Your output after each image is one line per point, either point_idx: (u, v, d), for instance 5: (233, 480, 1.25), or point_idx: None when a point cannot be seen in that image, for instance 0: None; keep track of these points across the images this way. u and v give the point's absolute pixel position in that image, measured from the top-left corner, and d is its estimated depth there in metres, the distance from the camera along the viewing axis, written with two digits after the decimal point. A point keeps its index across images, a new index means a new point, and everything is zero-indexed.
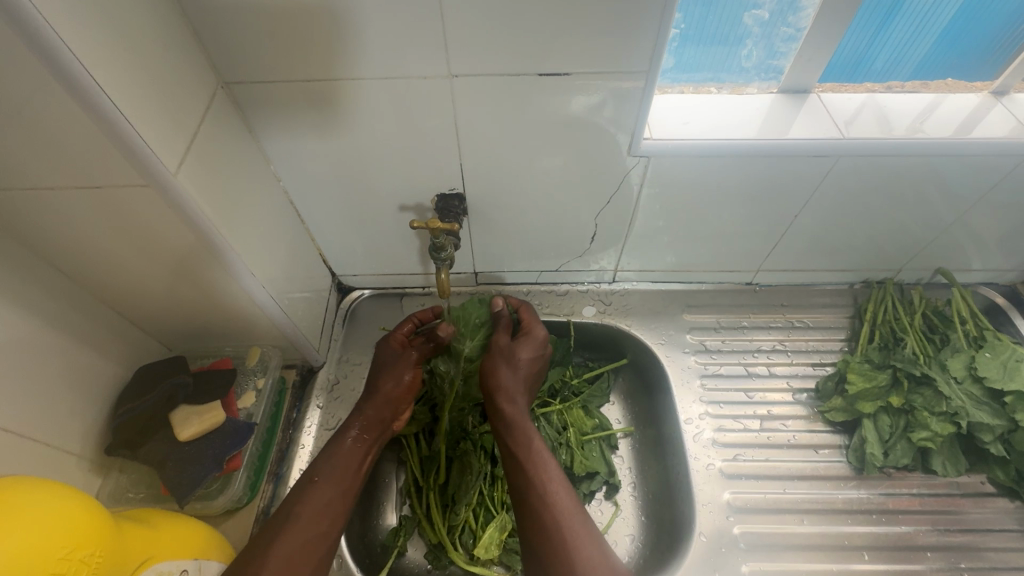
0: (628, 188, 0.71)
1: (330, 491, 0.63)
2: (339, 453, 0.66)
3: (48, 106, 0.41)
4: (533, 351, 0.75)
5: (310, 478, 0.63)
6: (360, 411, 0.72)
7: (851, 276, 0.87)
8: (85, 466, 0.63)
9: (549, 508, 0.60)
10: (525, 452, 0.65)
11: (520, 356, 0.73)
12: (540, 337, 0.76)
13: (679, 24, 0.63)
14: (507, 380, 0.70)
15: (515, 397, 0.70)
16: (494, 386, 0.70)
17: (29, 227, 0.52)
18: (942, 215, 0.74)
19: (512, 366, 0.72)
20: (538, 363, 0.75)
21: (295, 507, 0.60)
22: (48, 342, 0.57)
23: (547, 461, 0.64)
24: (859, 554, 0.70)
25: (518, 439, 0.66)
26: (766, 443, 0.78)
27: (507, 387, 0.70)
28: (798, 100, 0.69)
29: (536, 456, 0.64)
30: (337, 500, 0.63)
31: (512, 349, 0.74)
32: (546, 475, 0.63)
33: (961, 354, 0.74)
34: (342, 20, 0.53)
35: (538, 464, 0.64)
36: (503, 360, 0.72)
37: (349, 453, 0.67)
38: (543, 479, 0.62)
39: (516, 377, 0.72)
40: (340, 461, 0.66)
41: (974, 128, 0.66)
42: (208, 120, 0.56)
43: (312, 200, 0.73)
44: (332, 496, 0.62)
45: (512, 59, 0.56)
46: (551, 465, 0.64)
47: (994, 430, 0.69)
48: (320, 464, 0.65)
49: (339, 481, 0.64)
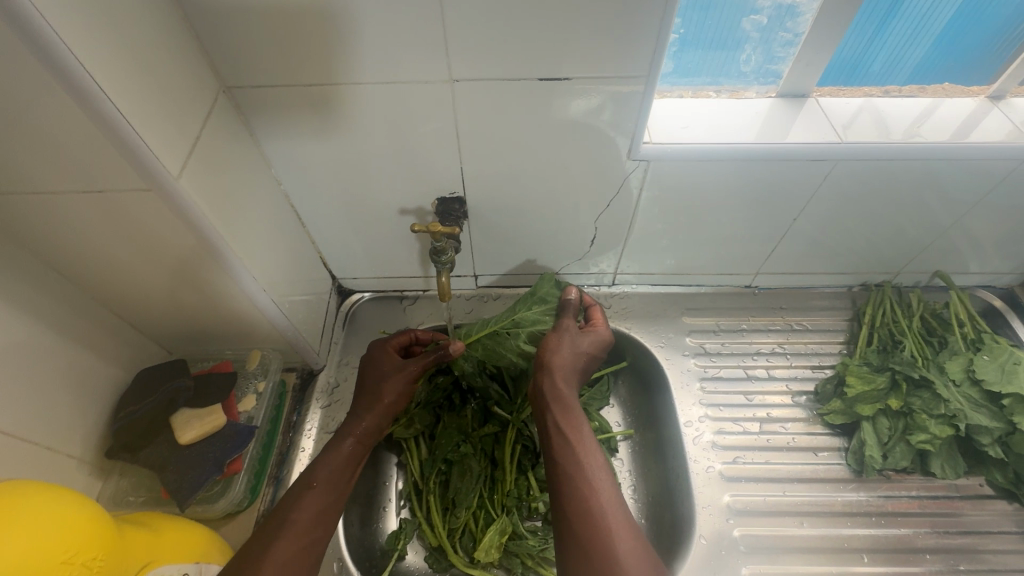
0: (628, 192, 0.71)
1: (326, 497, 0.61)
2: (337, 460, 0.64)
3: (52, 109, 0.42)
4: (595, 347, 0.73)
5: (308, 483, 0.61)
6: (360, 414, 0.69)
7: (849, 279, 0.87)
8: (84, 469, 0.63)
9: (592, 497, 0.58)
10: (575, 435, 0.64)
11: (583, 345, 0.73)
12: (605, 334, 0.75)
13: (679, 29, 0.64)
14: (564, 359, 0.70)
15: (569, 383, 0.69)
16: (554, 363, 0.69)
17: (32, 230, 0.52)
18: (939, 218, 0.75)
19: (573, 351, 0.71)
20: (592, 361, 0.73)
21: (290, 515, 0.58)
22: (49, 345, 0.57)
23: (595, 453, 0.63)
24: (859, 556, 0.70)
25: (569, 422, 0.65)
26: (765, 445, 0.78)
27: (564, 367, 0.70)
28: (797, 104, 0.70)
29: (585, 444, 0.63)
30: (331, 509, 0.61)
31: (578, 337, 0.73)
32: (593, 463, 0.61)
33: (959, 357, 0.75)
34: (344, 24, 0.53)
35: (586, 452, 0.63)
36: (564, 340, 0.72)
37: (347, 460, 0.65)
38: (590, 468, 0.61)
39: (575, 360, 0.71)
40: (338, 466, 0.64)
41: (972, 131, 0.66)
42: (210, 124, 0.56)
43: (313, 203, 0.74)
44: (328, 504, 0.61)
45: (512, 63, 0.57)
46: (597, 454, 0.63)
47: (992, 433, 0.70)
48: (319, 469, 0.63)
49: (336, 488, 0.63)
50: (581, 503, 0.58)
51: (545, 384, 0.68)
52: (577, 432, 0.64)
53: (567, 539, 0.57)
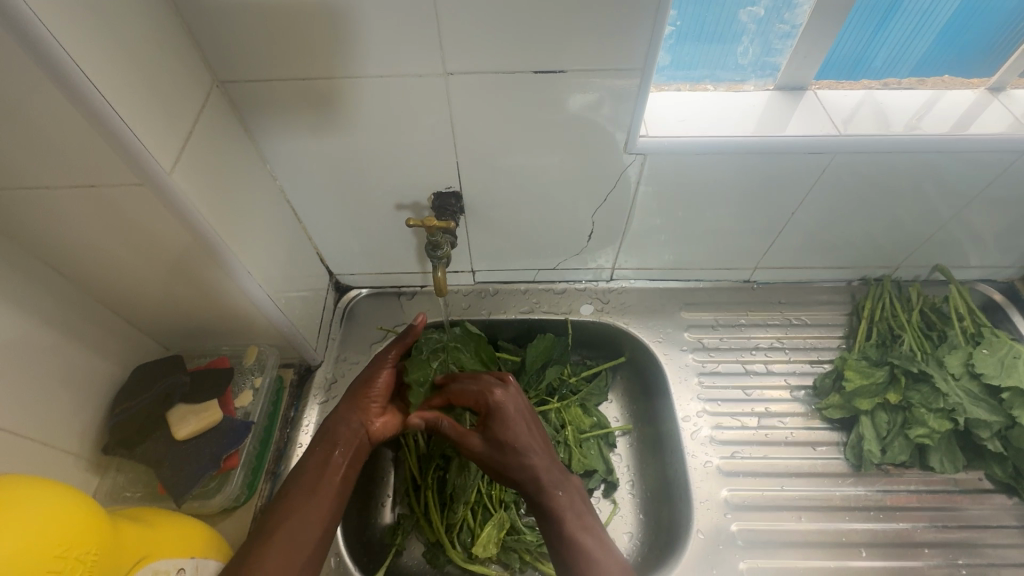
0: (625, 186, 0.71)
1: (302, 508, 0.60)
2: (305, 482, 0.62)
3: (42, 104, 0.41)
4: (515, 404, 0.66)
5: (282, 501, 0.61)
6: (329, 423, 0.68)
7: (849, 273, 0.87)
8: (81, 465, 0.63)
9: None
10: (562, 540, 0.61)
11: (506, 418, 0.64)
12: (513, 391, 0.67)
13: (675, 21, 0.63)
14: (508, 458, 0.64)
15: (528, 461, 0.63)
16: (506, 458, 0.64)
17: (26, 227, 0.52)
18: (939, 211, 0.74)
19: (505, 436, 0.64)
20: (523, 411, 0.66)
21: (269, 532, 0.58)
22: (46, 341, 0.57)
23: (591, 546, 0.60)
24: (857, 550, 0.70)
25: (551, 525, 0.62)
26: (764, 440, 0.78)
27: (513, 459, 0.63)
28: (795, 97, 0.69)
29: (575, 545, 0.60)
30: (313, 517, 0.60)
31: (493, 413, 0.65)
32: (592, 562, 0.59)
33: (959, 351, 0.74)
34: (338, 18, 0.53)
35: (580, 551, 0.60)
36: (489, 438, 0.64)
37: (320, 471, 0.63)
38: (592, 571, 0.58)
39: (515, 435, 0.64)
40: (311, 479, 0.63)
41: (972, 124, 0.66)
42: (204, 120, 0.56)
43: (309, 199, 0.73)
44: (307, 515, 0.60)
45: (508, 57, 0.56)
46: (592, 546, 0.60)
47: (991, 427, 0.69)
48: (290, 485, 0.62)
49: (315, 498, 0.61)
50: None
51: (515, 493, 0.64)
52: (564, 533, 0.61)
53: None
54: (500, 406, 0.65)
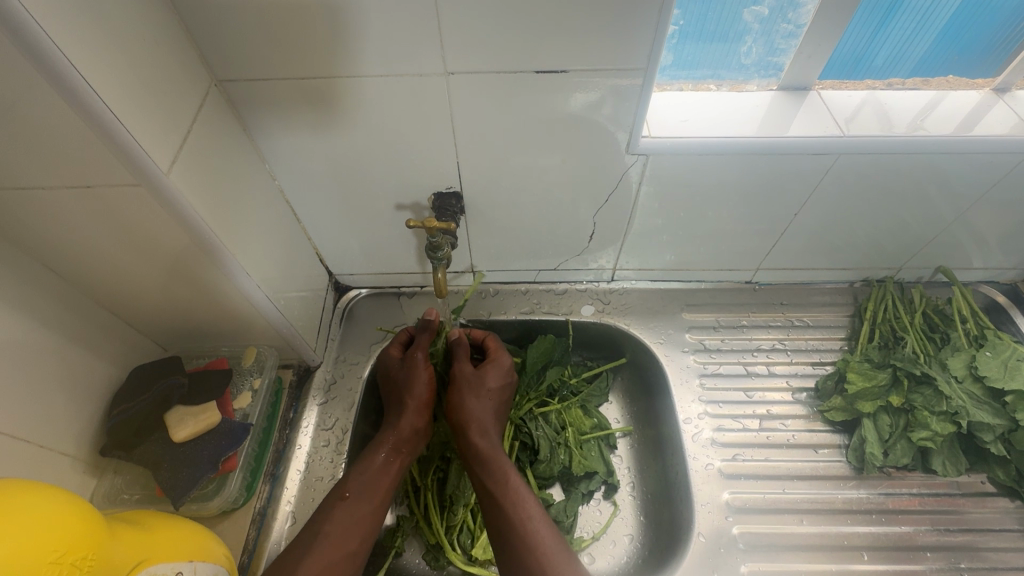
0: (627, 186, 0.70)
1: (362, 508, 0.63)
2: (369, 471, 0.66)
3: (35, 103, 0.41)
4: (500, 379, 0.73)
5: (341, 495, 0.63)
6: (394, 425, 0.70)
7: (851, 274, 0.86)
8: (79, 467, 0.62)
9: (528, 544, 0.59)
10: (501, 489, 0.64)
11: (488, 386, 0.72)
12: (506, 364, 0.75)
13: (678, 20, 0.62)
14: (477, 412, 0.69)
15: (487, 430, 0.69)
16: (467, 420, 0.69)
17: (22, 228, 0.52)
18: (943, 213, 0.74)
19: (481, 399, 0.71)
20: (505, 392, 0.74)
21: (323, 527, 0.60)
22: (42, 342, 0.57)
23: (527, 499, 0.63)
24: (858, 554, 0.70)
25: (494, 475, 0.65)
26: (766, 442, 0.77)
27: (480, 420, 0.69)
28: (798, 97, 0.69)
29: (514, 495, 0.63)
30: (367, 517, 0.63)
31: (479, 380, 0.72)
32: (525, 511, 0.62)
33: (961, 354, 0.74)
34: (337, 16, 0.52)
35: (516, 501, 0.63)
36: (469, 391, 0.71)
37: (382, 471, 0.66)
38: (521, 517, 0.61)
39: (486, 410, 0.70)
40: (372, 477, 0.66)
41: (976, 125, 0.65)
42: (202, 119, 0.55)
43: (308, 198, 0.73)
44: (366, 512, 0.63)
45: (509, 56, 0.56)
46: (528, 501, 0.63)
47: (994, 430, 0.69)
48: (351, 480, 0.65)
49: (373, 497, 0.64)
50: (517, 554, 0.59)
51: (466, 442, 0.68)
52: (504, 482, 0.64)
53: None
54: (485, 374, 0.73)
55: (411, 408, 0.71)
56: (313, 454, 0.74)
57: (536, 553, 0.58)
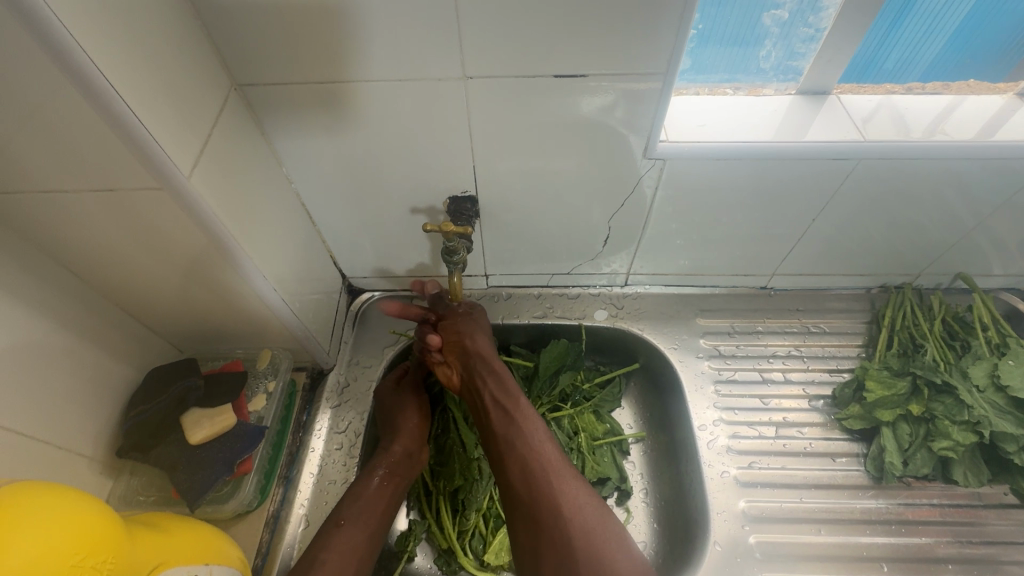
0: (643, 191, 0.70)
1: (356, 534, 0.63)
2: (363, 496, 0.67)
3: (60, 106, 0.41)
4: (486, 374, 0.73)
5: (336, 522, 0.63)
6: (385, 450, 0.72)
7: (868, 281, 0.85)
8: (95, 468, 0.63)
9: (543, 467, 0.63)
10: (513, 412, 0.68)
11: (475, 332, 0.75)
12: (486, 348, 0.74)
13: (696, 24, 0.62)
14: (482, 348, 0.73)
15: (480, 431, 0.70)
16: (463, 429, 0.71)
17: (45, 231, 0.52)
18: (963, 219, 0.73)
19: (479, 336, 0.75)
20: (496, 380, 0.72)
21: (319, 555, 0.60)
22: (61, 344, 0.57)
23: (533, 419, 0.67)
24: (877, 565, 0.69)
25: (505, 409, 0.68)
26: (782, 450, 0.77)
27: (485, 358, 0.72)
28: (817, 102, 0.68)
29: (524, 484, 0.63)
30: (363, 543, 0.64)
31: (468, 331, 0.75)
32: (533, 434, 0.66)
33: (983, 362, 0.72)
34: (356, 21, 0.52)
35: (525, 427, 0.66)
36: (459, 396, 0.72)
37: (377, 495, 0.68)
38: (532, 440, 0.65)
39: (486, 347, 0.74)
40: (367, 502, 0.66)
41: (999, 130, 0.64)
42: (222, 122, 0.55)
43: (323, 201, 0.73)
44: (359, 540, 0.63)
45: (527, 60, 0.56)
46: (533, 423, 0.67)
47: (1017, 440, 0.68)
48: (346, 507, 0.65)
49: (368, 524, 0.65)
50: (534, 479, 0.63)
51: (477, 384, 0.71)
52: (514, 407, 0.68)
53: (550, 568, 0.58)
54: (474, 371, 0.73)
55: (402, 435, 0.74)
56: (326, 457, 0.74)
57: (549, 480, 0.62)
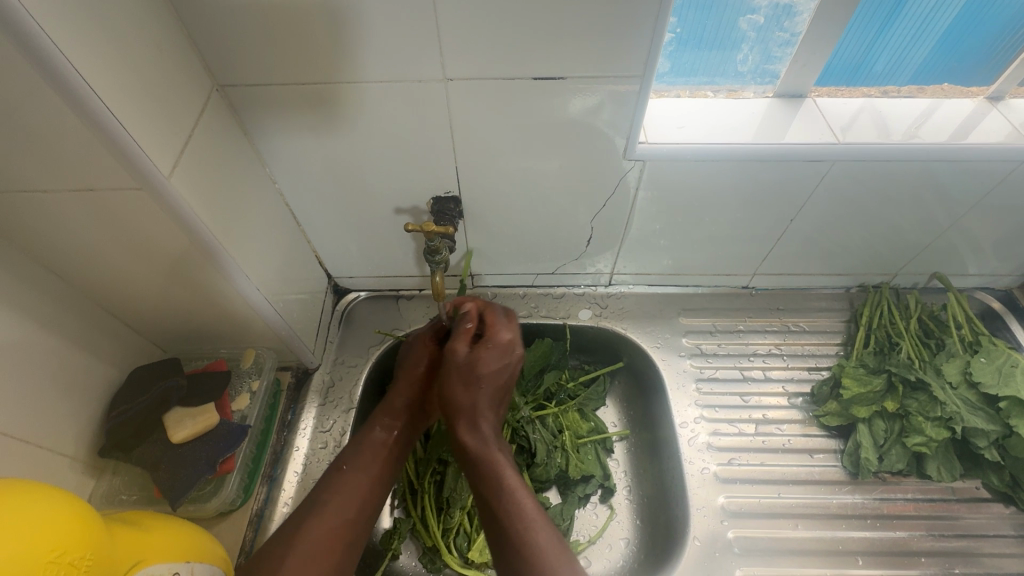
0: (624, 191, 0.71)
1: (358, 477, 0.63)
2: (357, 458, 0.65)
3: (37, 106, 0.41)
4: (498, 361, 0.66)
5: (322, 493, 0.61)
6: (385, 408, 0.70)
7: (847, 280, 0.87)
8: (77, 467, 0.63)
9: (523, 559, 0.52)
10: (495, 490, 0.58)
11: (485, 367, 0.65)
12: (504, 342, 0.67)
13: (675, 28, 0.63)
14: (468, 403, 0.64)
15: (479, 420, 0.64)
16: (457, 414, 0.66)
17: (25, 231, 0.52)
18: (938, 219, 0.74)
19: (478, 382, 0.65)
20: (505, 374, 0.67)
21: (321, 497, 0.61)
22: (42, 343, 0.57)
23: (522, 499, 0.57)
24: (853, 559, 0.70)
25: (485, 473, 0.60)
26: (761, 447, 0.78)
27: (469, 409, 0.64)
28: (794, 104, 0.69)
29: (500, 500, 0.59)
30: (365, 485, 0.63)
31: (474, 358, 0.66)
32: (520, 518, 0.55)
33: (956, 359, 0.74)
34: (338, 22, 0.53)
35: (510, 505, 0.56)
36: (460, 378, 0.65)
37: (370, 457, 0.66)
38: (515, 523, 0.55)
39: (484, 396, 0.65)
40: (370, 449, 0.66)
41: (970, 133, 0.66)
42: (203, 123, 0.56)
43: (307, 201, 0.73)
44: (347, 502, 0.61)
45: (508, 63, 0.56)
46: (527, 503, 0.57)
47: (988, 436, 0.69)
48: (347, 452, 0.66)
49: (369, 467, 0.65)
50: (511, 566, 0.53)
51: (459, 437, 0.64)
52: (497, 482, 0.59)
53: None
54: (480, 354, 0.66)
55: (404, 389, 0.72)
56: (310, 455, 0.75)
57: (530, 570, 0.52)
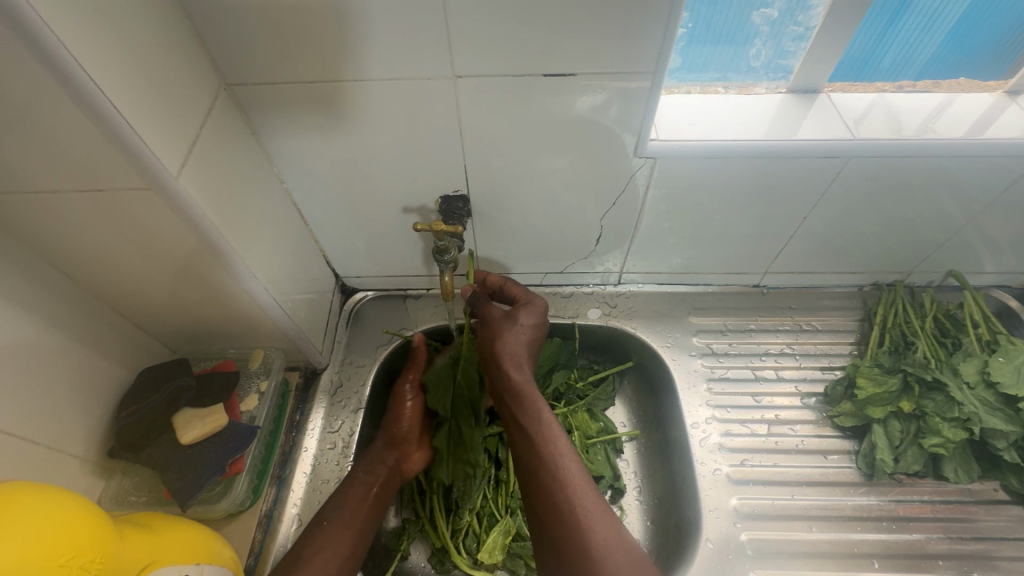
0: (635, 189, 0.70)
1: (340, 531, 0.63)
2: (347, 497, 0.66)
3: (45, 106, 0.41)
4: (533, 317, 0.71)
5: (319, 521, 0.63)
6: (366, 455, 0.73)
7: (860, 278, 0.86)
8: (87, 468, 0.63)
9: (559, 485, 0.58)
10: (534, 424, 0.62)
11: (520, 322, 0.70)
12: (539, 306, 0.73)
13: (686, 23, 0.62)
14: (511, 346, 0.68)
15: (522, 363, 0.67)
16: (497, 355, 0.67)
17: (35, 232, 0.52)
18: (954, 216, 0.73)
19: (516, 333, 0.69)
20: (540, 330, 0.71)
21: (304, 552, 0.60)
22: (52, 344, 0.57)
23: (558, 435, 0.61)
24: (869, 562, 0.69)
25: (527, 409, 0.63)
26: (774, 448, 0.77)
27: (513, 355, 0.67)
28: (808, 100, 0.68)
29: (542, 429, 0.62)
30: (346, 542, 0.63)
31: (511, 315, 0.71)
32: (556, 451, 0.60)
33: (974, 359, 0.73)
34: (345, 20, 0.53)
35: (547, 439, 0.61)
36: (502, 326, 0.70)
37: (359, 493, 0.67)
38: (552, 453, 0.60)
39: (520, 344, 0.68)
40: (351, 500, 0.66)
41: (988, 127, 0.64)
42: (211, 121, 0.55)
43: (315, 200, 0.73)
44: (342, 536, 0.63)
45: (517, 60, 0.56)
46: (561, 438, 0.61)
47: (1007, 436, 0.68)
48: (329, 505, 0.65)
49: (351, 522, 0.65)
50: (547, 490, 0.58)
51: (501, 376, 0.66)
52: (537, 419, 0.62)
53: (540, 513, 0.58)
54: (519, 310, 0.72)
55: (383, 442, 0.75)
56: (319, 456, 0.74)
57: (563, 489, 0.57)
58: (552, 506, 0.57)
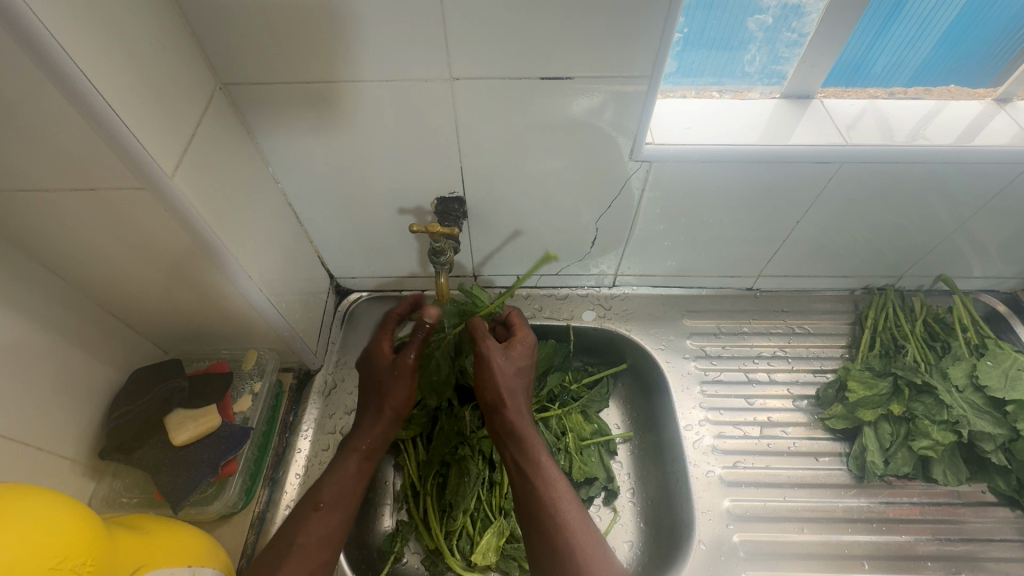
0: (630, 193, 0.71)
1: (335, 517, 0.62)
2: (344, 478, 0.65)
3: (40, 105, 0.41)
4: (526, 357, 0.70)
5: (314, 504, 0.62)
6: (363, 431, 0.68)
7: (851, 282, 0.87)
8: (77, 469, 0.62)
9: (560, 528, 0.58)
10: (533, 470, 0.63)
11: (516, 361, 0.69)
12: (529, 341, 0.71)
13: (683, 28, 0.63)
14: (509, 388, 0.67)
15: (518, 407, 0.67)
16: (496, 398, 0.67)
17: (26, 232, 0.52)
18: (944, 222, 0.74)
19: (512, 374, 0.68)
20: (531, 369, 0.71)
21: (296, 539, 0.59)
22: (43, 344, 0.57)
23: (557, 479, 0.62)
24: (859, 563, 0.70)
25: (526, 454, 0.64)
26: (766, 450, 0.77)
27: (512, 397, 0.67)
28: (801, 105, 0.69)
29: (542, 472, 0.63)
30: (339, 527, 0.61)
31: (507, 353, 0.69)
32: (556, 494, 0.61)
33: (962, 362, 0.74)
34: (342, 21, 0.52)
35: (547, 483, 0.62)
36: (500, 366, 0.67)
37: (355, 478, 0.65)
38: (552, 497, 0.61)
39: (518, 385, 0.68)
40: (346, 486, 0.64)
41: (977, 136, 0.65)
42: (206, 121, 0.55)
43: (310, 201, 0.73)
44: (337, 523, 0.61)
45: (513, 63, 0.56)
46: (559, 482, 0.62)
47: (995, 439, 0.69)
48: (324, 490, 0.63)
49: (346, 507, 0.63)
50: (549, 533, 0.58)
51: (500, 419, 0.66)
52: (536, 463, 0.63)
53: (539, 555, 0.59)
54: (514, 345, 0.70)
55: (385, 419, 0.68)
56: (312, 457, 0.74)
57: (564, 531, 0.58)
58: (554, 547, 0.58)
